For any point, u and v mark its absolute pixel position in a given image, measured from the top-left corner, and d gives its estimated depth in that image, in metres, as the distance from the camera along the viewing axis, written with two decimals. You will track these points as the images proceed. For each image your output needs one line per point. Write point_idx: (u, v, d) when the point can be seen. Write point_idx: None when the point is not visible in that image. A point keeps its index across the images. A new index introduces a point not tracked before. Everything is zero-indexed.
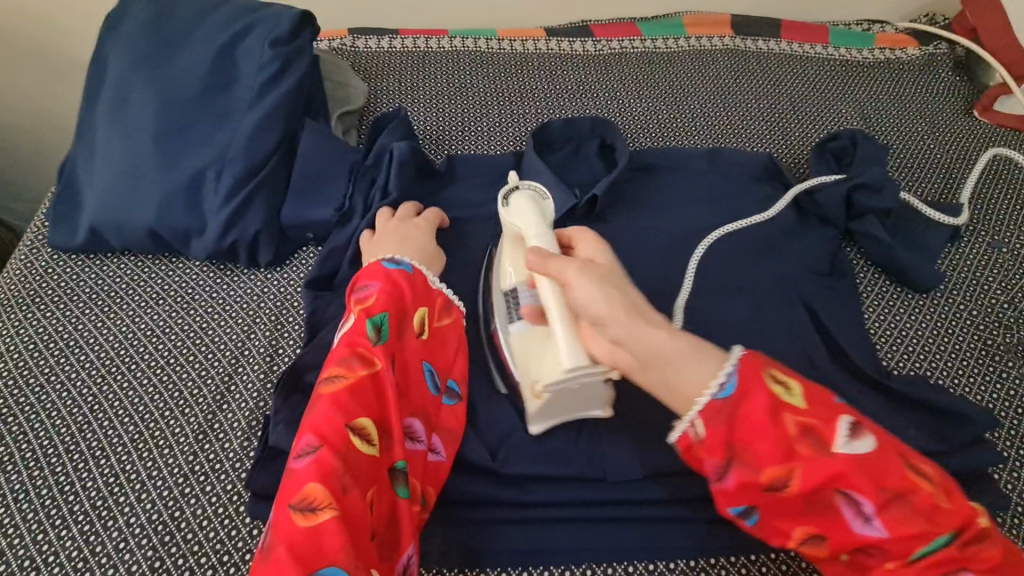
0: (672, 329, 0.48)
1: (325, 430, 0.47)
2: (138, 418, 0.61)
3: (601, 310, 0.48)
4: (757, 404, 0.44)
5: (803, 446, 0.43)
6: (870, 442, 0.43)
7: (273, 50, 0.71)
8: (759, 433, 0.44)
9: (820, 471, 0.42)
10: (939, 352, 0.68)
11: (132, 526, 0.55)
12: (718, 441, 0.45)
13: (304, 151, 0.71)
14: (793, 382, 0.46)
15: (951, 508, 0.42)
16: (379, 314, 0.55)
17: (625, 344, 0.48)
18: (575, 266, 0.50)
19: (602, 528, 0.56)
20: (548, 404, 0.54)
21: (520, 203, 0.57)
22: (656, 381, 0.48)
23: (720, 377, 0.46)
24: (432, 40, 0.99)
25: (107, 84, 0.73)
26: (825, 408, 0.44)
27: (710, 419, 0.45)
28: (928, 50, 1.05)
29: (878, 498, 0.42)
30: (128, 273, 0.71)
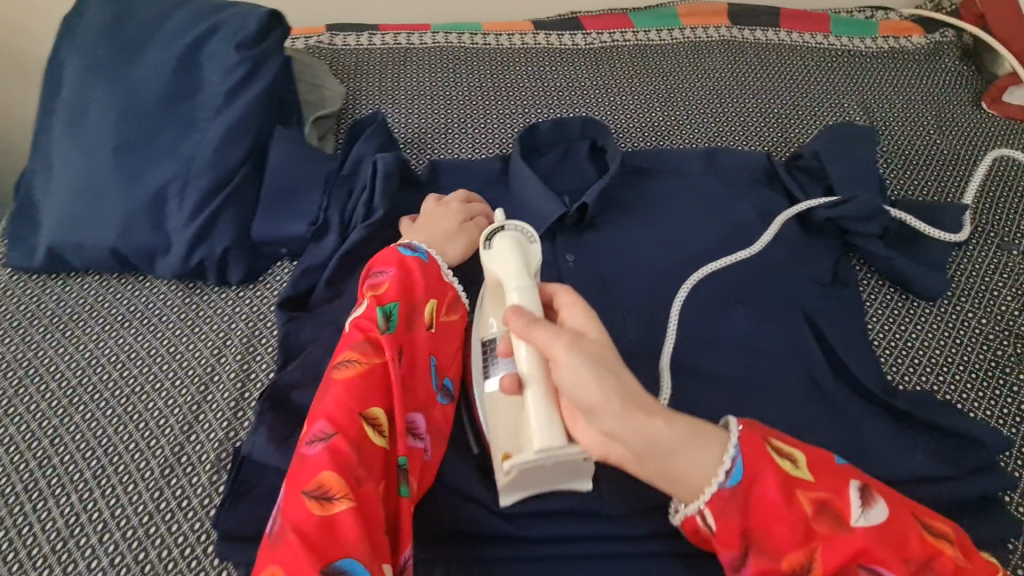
0: (670, 414, 0.45)
1: (339, 419, 0.47)
2: (101, 451, 0.57)
3: (592, 396, 0.44)
4: (770, 486, 0.43)
5: (820, 525, 0.42)
6: (884, 507, 0.42)
7: (239, 54, 0.67)
8: (775, 516, 0.42)
9: (843, 550, 0.41)
10: (946, 364, 0.65)
11: (94, 569, 0.51)
12: (733, 532, 0.43)
13: (274, 161, 0.67)
14: (797, 454, 0.45)
15: (971, 566, 0.41)
16: (390, 302, 0.53)
17: (620, 435, 0.44)
18: (563, 342, 0.45)
19: (594, 562, 0.53)
20: (519, 478, 0.49)
21: (503, 247, 0.52)
22: (656, 470, 0.45)
23: (726, 463, 0.44)
24: (414, 36, 0.95)
25: (63, 93, 0.68)
26: (834, 479, 0.43)
27: (721, 509, 0.43)
28: (934, 38, 1.00)
29: (904, 570, 0.40)
30: (91, 295, 0.67)
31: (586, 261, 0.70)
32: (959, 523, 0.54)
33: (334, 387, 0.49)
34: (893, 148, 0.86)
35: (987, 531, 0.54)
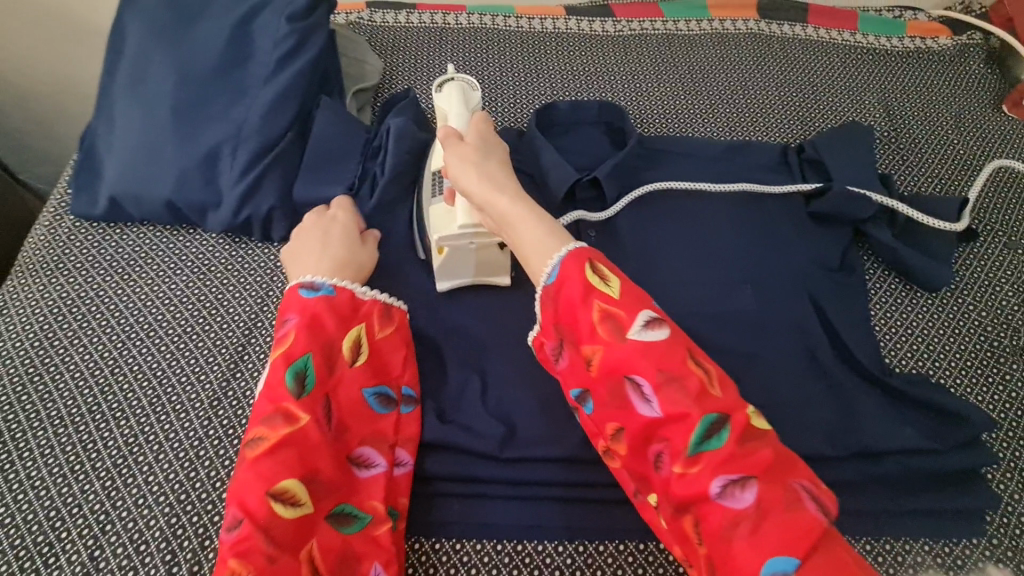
0: (525, 198, 0.57)
1: (247, 503, 0.48)
2: (155, 383, 0.63)
3: (467, 186, 0.58)
4: (572, 290, 0.52)
5: (603, 331, 0.51)
6: (664, 333, 0.50)
7: (289, 25, 0.71)
8: (575, 315, 0.52)
9: (613, 352, 0.50)
10: (943, 351, 0.68)
11: (150, 483, 0.58)
12: (550, 318, 0.55)
13: (318, 129, 0.72)
14: (613, 277, 0.52)
15: (719, 397, 0.48)
16: (300, 358, 0.54)
17: (485, 208, 0.58)
18: (454, 144, 0.60)
19: (598, 507, 0.58)
20: (451, 261, 0.64)
21: (449, 91, 0.63)
22: (512, 244, 0.58)
23: (548, 266, 0.54)
24: (450, 16, 0.98)
25: (126, 55, 0.74)
26: (633, 301, 0.51)
27: (545, 299, 0.55)
28: (961, 40, 1.02)
29: (655, 379, 0.48)
30: (147, 243, 0.73)
31: (603, 239, 0.74)
32: (939, 494, 0.59)
33: (245, 465, 0.49)
34: (910, 145, 0.88)
35: (966, 501, 0.58)
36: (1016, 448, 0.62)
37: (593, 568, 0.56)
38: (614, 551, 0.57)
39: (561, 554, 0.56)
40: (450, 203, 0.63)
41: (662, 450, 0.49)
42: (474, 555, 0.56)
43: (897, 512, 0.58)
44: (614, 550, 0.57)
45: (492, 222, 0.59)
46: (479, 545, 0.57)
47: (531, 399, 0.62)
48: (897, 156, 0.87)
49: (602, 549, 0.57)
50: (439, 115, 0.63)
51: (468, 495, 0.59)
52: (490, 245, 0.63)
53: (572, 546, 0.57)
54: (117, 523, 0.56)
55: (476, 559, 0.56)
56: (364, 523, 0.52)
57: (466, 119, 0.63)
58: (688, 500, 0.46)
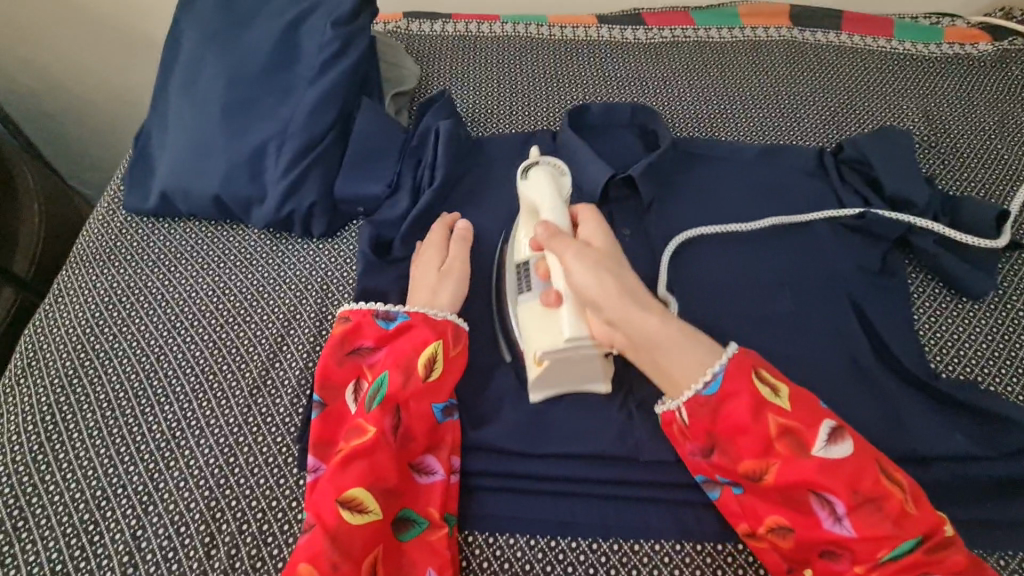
0: (665, 315, 0.55)
1: (320, 510, 0.51)
2: (197, 371, 0.65)
3: (593, 292, 0.55)
4: (740, 403, 0.51)
5: (781, 446, 0.50)
6: (848, 448, 0.49)
7: (334, 30, 0.74)
8: (745, 432, 0.51)
9: (794, 468, 0.49)
10: (992, 357, 0.66)
11: (192, 467, 0.59)
12: (702, 429, 0.53)
13: (359, 129, 0.74)
14: (781, 386, 0.52)
15: (917, 515, 0.47)
16: (380, 378, 0.57)
17: (620, 324, 0.55)
18: (573, 250, 0.56)
19: (632, 505, 0.57)
20: (549, 372, 0.59)
21: (538, 178, 0.63)
22: (648, 359, 0.56)
23: (708, 376, 0.52)
24: (484, 25, 1.01)
25: (181, 60, 0.78)
26: (809, 413, 0.50)
27: (696, 407, 0.53)
28: (1001, 46, 1.00)
29: (849, 499, 0.48)
30: (194, 236, 0.75)
31: (635, 237, 0.74)
32: (989, 503, 0.57)
33: (325, 475, 0.53)
34: (951, 149, 0.87)
35: (1021, 512, 0.56)
36: None
37: (628, 567, 0.55)
38: (649, 550, 0.55)
39: (595, 551, 0.55)
40: (553, 307, 0.58)
41: (842, 557, 0.49)
42: (507, 549, 0.56)
43: (947, 521, 0.56)
44: (650, 549, 0.55)
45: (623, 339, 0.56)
46: (512, 539, 0.56)
47: (563, 397, 0.62)
48: (937, 160, 0.86)
49: (637, 548, 0.56)
50: (530, 206, 0.62)
51: (502, 488, 0.59)
52: (598, 356, 0.58)
53: (606, 544, 0.56)
54: (160, 505, 0.57)
55: (510, 553, 0.56)
56: (422, 528, 0.54)
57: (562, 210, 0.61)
58: None
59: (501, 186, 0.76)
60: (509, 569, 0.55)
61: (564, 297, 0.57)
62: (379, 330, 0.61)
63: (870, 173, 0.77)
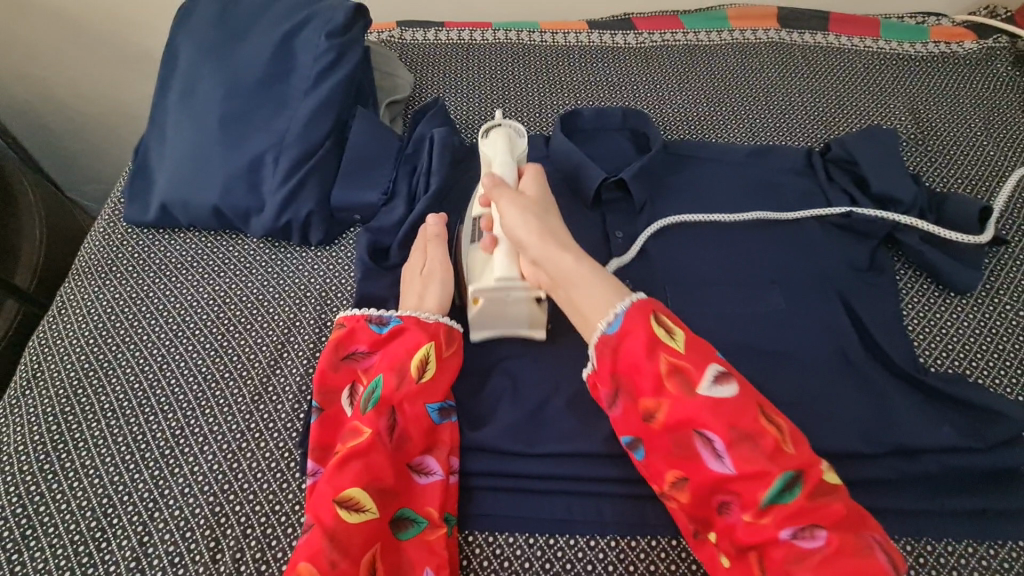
0: (582, 255, 0.59)
1: (318, 511, 0.52)
2: (199, 377, 0.66)
3: (521, 234, 0.60)
4: (636, 342, 0.53)
5: (671, 385, 0.51)
6: (733, 388, 0.50)
7: (329, 42, 0.75)
8: (640, 371, 0.52)
9: (683, 408, 0.50)
10: (979, 350, 0.67)
11: (196, 472, 0.60)
12: (604, 369, 0.55)
13: (354, 139, 0.75)
14: (677, 330, 0.53)
15: (793, 454, 0.48)
16: (375, 381, 0.59)
17: (542, 264, 0.59)
18: (509, 198, 0.61)
19: (628, 503, 0.59)
20: (486, 312, 0.63)
21: (496, 138, 0.68)
22: (565, 297, 0.59)
23: (609, 316, 0.55)
24: (476, 33, 1.02)
25: (178, 73, 0.79)
26: (699, 356, 0.52)
27: (602, 349, 0.55)
28: (986, 44, 1.01)
29: (727, 436, 0.49)
30: (194, 246, 0.77)
31: (628, 240, 0.75)
32: (977, 494, 0.58)
33: (323, 477, 0.54)
34: (938, 147, 0.88)
35: (1009, 502, 0.57)
36: None
37: (626, 563, 0.56)
38: (647, 546, 0.57)
39: (593, 548, 0.57)
40: (490, 253, 0.63)
41: (729, 500, 0.50)
42: (507, 548, 0.57)
43: (936, 512, 0.57)
44: (646, 545, 0.57)
45: (546, 279, 0.60)
46: (511, 538, 0.57)
47: (559, 398, 0.63)
48: (924, 157, 0.87)
49: (634, 544, 0.57)
50: (485, 161, 0.68)
51: (500, 488, 0.60)
52: (530, 297, 0.62)
53: (604, 541, 0.57)
54: (165, 511, 0.58)
55: (509, 552, 0.57)
56: (420, 526, 0.55)
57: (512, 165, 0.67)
58: (754, 544, 0.49)
59: None
60: (508, 567, 0.56)
61: (500, 242, 0.62)
62: (373, 334, 0.62)
63: (858, 171, 0.79)
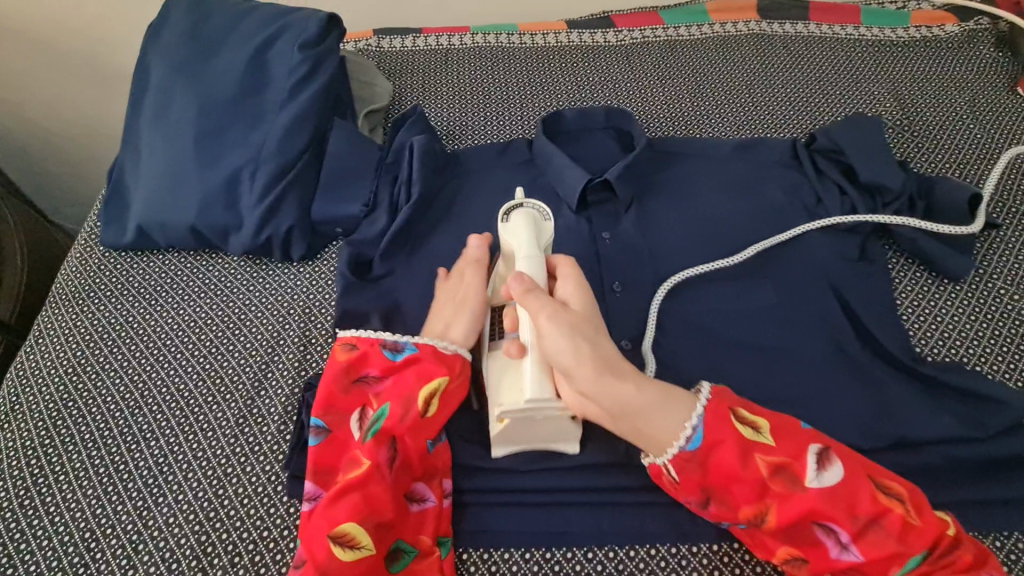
0: (643, 380, 0.52)
1: (311, 544, 0.51)
2: (182, 404, 0.64)
3: (567, 359, 0.51)
4: (727, 450, 0.50)
5: (775, 485, 0.49)
6: (838, 471, 0.49)
7: (302, 53, 0.74)
8: (736, 480, 0.50)
9: (793, 505, 0.48)
10: (975, 336, 0.66)
11: (181, 502, 0.58)
12: (693, 482, 0.51)
13: (333, 151, 0.74)
14: (761, 421, 0.51)
15: (920, 525, 0.47)
16: (380, 410, 0.56)
17: (593, 396, 0.51)
18: (548, 309, 0.52)
19: (626, 511, 0.57)
20: (511, 430, 0.55)
21: (519, 220, 0.59)
22: (624, 428, 0.52)
23: (688, 429, 0.51)
24: (454, 38, 1.01)
25: (151, 92, 0.78)
26: (794, 444, 0.50)
27: (685, 467, 0.51)
28: (967, 26, 1.01)
29: (851, 525, 0.47)
30: (173, 268, 0.75)
31: (616, 240, 0.74)
32: (981, 484, 0.57)
33: (318, 508, 0.53)
34: (924, 131, 0.87)
35: (1013, 491, 0.56)
36: None
37: (625, 574, 0.54)
38: (645, 555, 0.55)
39: (591, 560, 0.55)
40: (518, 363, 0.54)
41: None
42: (502, 564, 0.55)
43: (941, 505, 0.56)
44: (646, 555, 0.55)
45: (597, 410, 0.52)
46: (507, 554, 0.56)
47: None
48: (911, 143, 0.86)
49: (633, 554, 0.55)
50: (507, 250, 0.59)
51: (494, 502, 0.58)
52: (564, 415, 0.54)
53: (602, 552, 0.55)
54: (150, 543, 0.57)
55: (505, 568, 0.55)
56: (413, 557, 0.53)
57: (539, 257, 0.58)
58: None
59: (478, 198, 0.76)
60: None
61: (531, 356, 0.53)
62: (386, 361, 0.59)
63: (845, 160, 0.78)
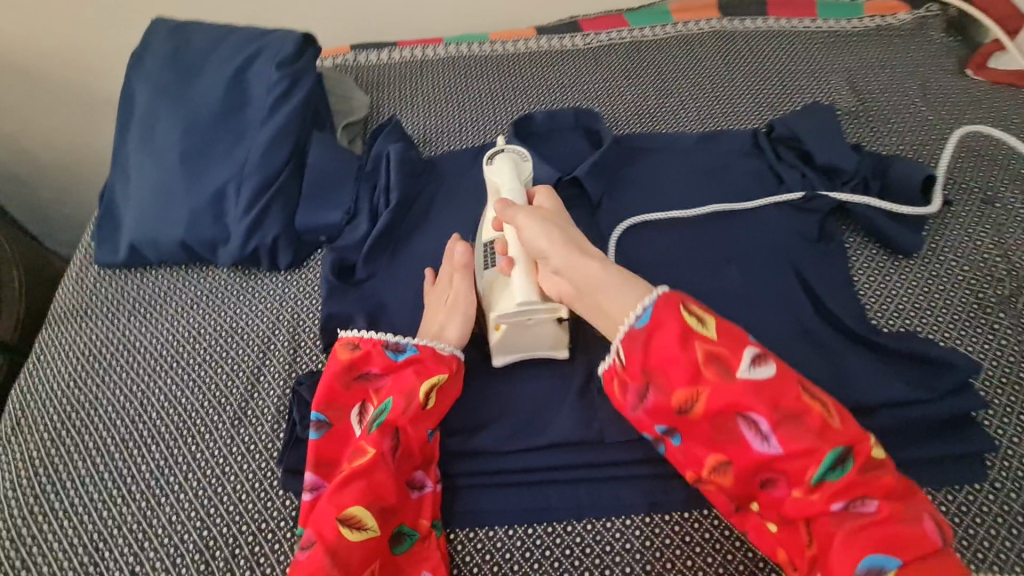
0: (609, 263, 0.60)
1: (320, 527, 0.54)
2: (180, 409, 0.68)
3: (542, 246, 0.61)
4: (668, 337, 0.54)
5: (708, 372, 0.52)
6: (771, 369, 0.51)
7: (279, 71, 0.78)
8: (674, 365, 0.53)
9: (723, 394, 0.51)
10: (929, 307, 0.70)
11: (182, 500, 0.62)
12: (636, 363, 0.55)
13: (314, 163, 0.78)
14: (708, 317, 0.54)
15: (841, 431, 0.50)
16: (383, 403, 0.60)
17: (564, 274, 0.60)
18: (524, 211, 0.64)
19: (602, 486, 0.61)
20: (508, 336, 0.63)
21: (502, 162, 0.72)
22: (593, 307, 0.59)
23: (639, 309, 0.55)
24: (429, 49, 1.05)
25: (137, 115, 0.81)
26: (734, 340, 0.53)
27: (632, 347, 0.55)
28: (919, 13, 1.05)
29: (772, 418, 0.50)
30: (166, 282, 0.78)
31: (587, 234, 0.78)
32: (934, 443, 0.60)
33: (325, 496, 0.56)
34: (879, 116, 0.92)
35: (964, 447, 0.59)
36: (1010, 392, 0.63)
37: (603, 544, 0.58)
38: (621, 525, 0.59)
39: (570, 533, 0.59)
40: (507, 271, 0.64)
41: (776, 477, 0.52)
42: (488, 541, 0.59)
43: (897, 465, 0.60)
44: (621, 525, 0.59)
45: (570, 291, 0.60)
46: (492, 531, 0.60)
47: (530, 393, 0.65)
48: (867, 128, 0.90)
49: (610, 525, 0.59)
50: (493, 187, 0.71)
51: (479, 485, 0.62)
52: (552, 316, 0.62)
53: (581, 524, 0.59)
54: (155, 540, 0.60)
55: (490, 545, 0.59)
56: (414, 539, 0.57)
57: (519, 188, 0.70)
58: (800, 514, 0.51)
59: (455, 200, 0.80)
60: (491, 560, 0.58)
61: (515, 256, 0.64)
62: (388, 359, 0.63)
63: (802, 147, 0.82)
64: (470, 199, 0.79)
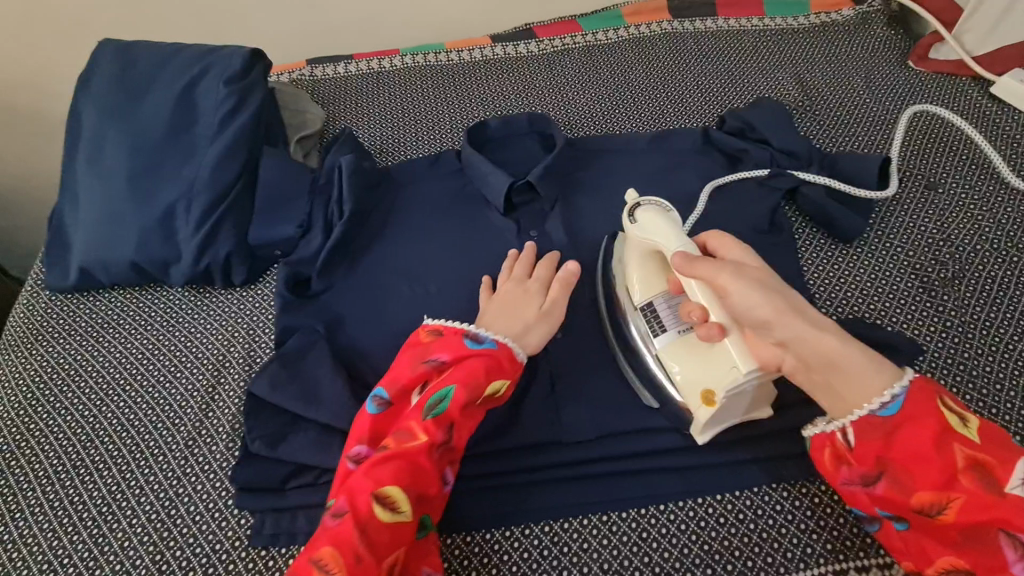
0: (839, 332, 0.53)
1: (354, 496, 0.51)
2: (134, 432, 0.66)
3: (764, 313, 0.52)
4: (921, 432, 0.49)
5: (965, 479, 0.47)
6: None
7: (228, 87, 0.78)
8: (922, 461, 0.49)
9: (980, 504, 0.46)
10: (876, 293, 0.72)
11: (135, 525, 0.61)
12: (872, 450, 0.51)
13: (265, 177, 0.77)
14: (971, 418, 0.50)
15: None
16: (446, 387, 0.56)
17: (790, 346, 0.52)
18: (732, 270, 0.54)
19: (559, 487, 0.62)
20: (722, 411, 0.56)
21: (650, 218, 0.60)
22: (822, 382, 0.53)
23: (887, 396, 0.51)
24: (383, 61, 1.05)
25: (84, 137, 0.81)
26: (1004, 450, 0.47)
27: (867, 430, 0.51)
28: (862, 9, 1.08)
29: None
30: (119, 304, 0.77)
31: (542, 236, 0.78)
32: None
33: (363, 467, 0.53)
34: (826, 110, 0.94)
35: None
36: (948, 373, 0.66)
37: (561, 545, 0.59)
38: (578, 525, 0.60)
39: (529, 536, 0.60)
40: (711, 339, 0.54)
41: None
42: (446, 549, 0.60)
43: None
44: (579, 524, 0.60)
45: (794, 364, 0.53)
46: (452, 538, 0.61)
47: None
48: (814, 122, 0.92)
49: (566, 525, 0.60)
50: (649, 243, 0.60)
51: None
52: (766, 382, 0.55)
53: (539, 526, 0.60)
54: (106, 567, 0.59)
55: (449, 553, 0.60)
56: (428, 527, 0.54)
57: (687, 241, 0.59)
58: None
59: (410, 209, 0.80)
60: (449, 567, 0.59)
61: (723, 322, 0.54)
62: (462, 347, 0.60)
63: (751, 142, 0.83)
64: (425, 209, 0.80)
